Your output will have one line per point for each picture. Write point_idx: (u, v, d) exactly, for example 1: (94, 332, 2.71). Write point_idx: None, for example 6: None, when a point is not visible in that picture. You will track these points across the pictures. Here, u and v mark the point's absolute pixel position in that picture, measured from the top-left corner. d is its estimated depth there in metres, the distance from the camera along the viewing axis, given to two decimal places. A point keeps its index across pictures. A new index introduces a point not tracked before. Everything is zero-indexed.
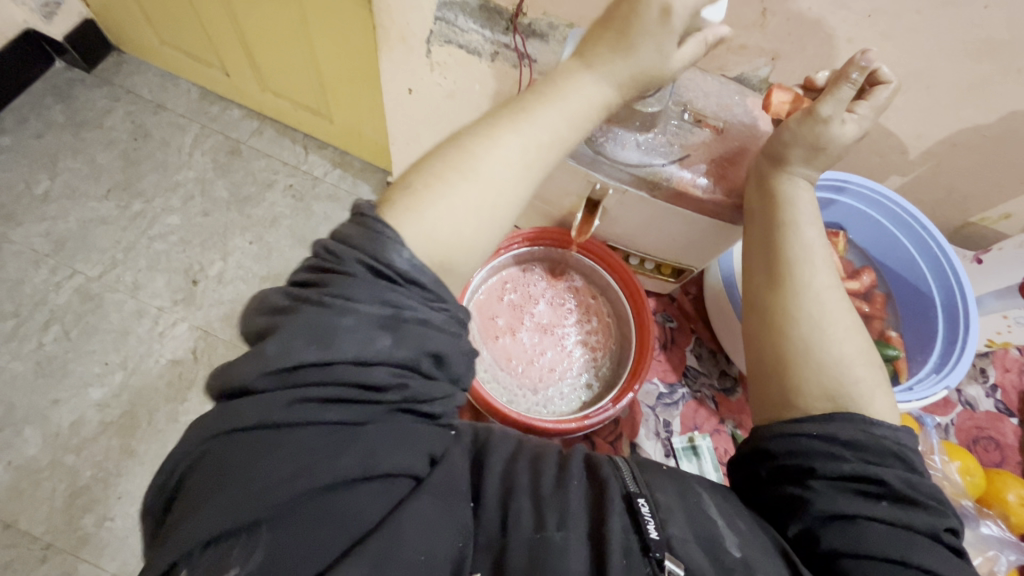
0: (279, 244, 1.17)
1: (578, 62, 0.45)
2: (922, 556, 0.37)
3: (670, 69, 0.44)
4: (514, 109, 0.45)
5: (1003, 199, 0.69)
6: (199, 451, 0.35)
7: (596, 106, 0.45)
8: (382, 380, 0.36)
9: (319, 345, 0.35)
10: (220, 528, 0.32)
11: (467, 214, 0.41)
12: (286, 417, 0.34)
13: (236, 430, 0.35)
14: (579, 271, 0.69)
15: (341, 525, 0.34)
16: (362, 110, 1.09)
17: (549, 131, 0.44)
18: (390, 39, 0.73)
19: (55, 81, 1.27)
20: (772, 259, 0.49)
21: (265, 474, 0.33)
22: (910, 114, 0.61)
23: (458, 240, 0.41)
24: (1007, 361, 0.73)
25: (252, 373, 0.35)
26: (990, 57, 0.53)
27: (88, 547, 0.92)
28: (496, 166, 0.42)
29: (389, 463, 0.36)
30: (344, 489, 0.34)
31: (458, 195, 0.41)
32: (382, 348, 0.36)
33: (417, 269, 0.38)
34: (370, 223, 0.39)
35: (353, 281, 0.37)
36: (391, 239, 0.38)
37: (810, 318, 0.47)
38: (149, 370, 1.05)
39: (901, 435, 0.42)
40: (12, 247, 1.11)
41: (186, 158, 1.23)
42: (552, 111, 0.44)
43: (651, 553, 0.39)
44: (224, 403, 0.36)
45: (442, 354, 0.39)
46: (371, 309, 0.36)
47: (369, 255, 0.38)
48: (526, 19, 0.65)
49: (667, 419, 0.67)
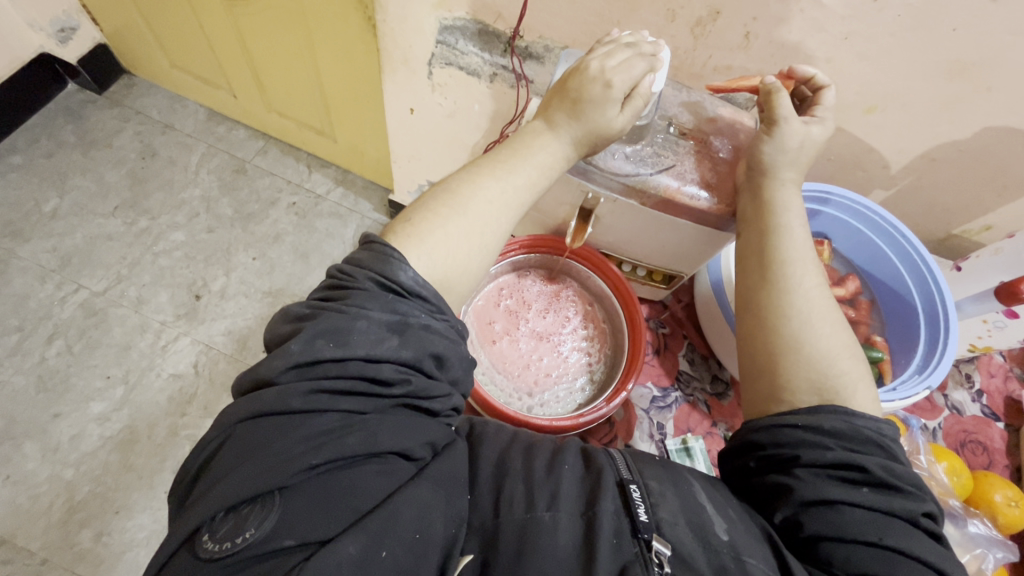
0: (282, 260, 1.20)
1: (545, 125, 0.52)
2: (900, 538, 0.38)
3: (614, 129, 0.50)
4: (499, 160, 0.51)
5: (983, 212, 0.73)
6: (223, 435, 0.37)
7: (562, 158, 0.52)
8: (387, 375, 0.38)
9: (335, 342, 0.38)
10: (237, 496, 0.33)
11: (459, 241, 0.47)
12: (303, 404, 0.36)
13: (257, 414, 0.36)
14: (577, 281, 0.72)
15: (344, 501, 0.35)
16: (364, 129, 1.12)
17: (524, 178, 0.50)
18: (393, 61, 0.77)
19: (67, 103, 1.31)
20: (764, 260, 0.52)
21: (281, 451, 0.35)
22: (891, 130, 0.64)
23: (452, 264, 0.46)
24: (992, 366, 0.75)
25: (277, 368, 0.37)
26: (962, 77, 0.56)
27: (84, 563, 0.92)
28: (480, 204, 0.48)
29: (393, 446, 0.37)
30: (351, 468, 0.36)
31: (451, 227, 0.47)
32: (390, 347, 0.39)
33: (420, 284, 0.42)
34: (378, 248, 0.43)
35: (365, 293, 0.40)
36: (399, 259, 0.42)
37: (799, 315, 0.49)
38: (150, 384, 1.07)
39: (882, 425, 0.44)
40: (19, 263, 1.14)
41: (193, 176, 1.27)
42: (530, 164, 0.50)
43: (639, 534, 0.40)
44: (249, 393, 0.38)
45: (443, 355, 0.41)
46: (383, 316, 0.39)
47: (379, 274, 0.41)
48: (523, 42, 0.68)
49: (660, 422, 0.68)
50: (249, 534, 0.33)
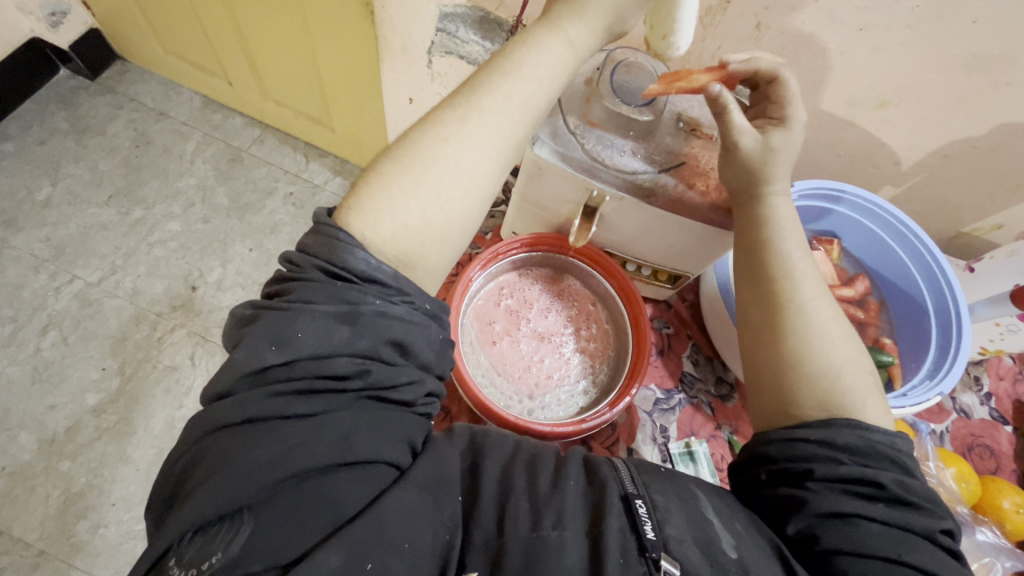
0: (279, 251, 1.18)
1: (545, 29, 0.45)
2: (918, 555, 0.38)
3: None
4: (465, 94, 0.44)
5: (996, 210, 0.70)
6: (191, 452, 0.35)
7: (565, 53, 0.45)
8: (343, 369, 0.36)
9: (279, 345, 0.36)
10: (205, 516, 0.32)
11: (408, 199, 0.41)
12: (260, 411, 0.35)
13: (221, 428, 0.35)
14: (579, 279, 0.70)
15: (317, 513, 0.33)
16: (362, 119, 1.10)
17: (498, 103, 0.43)
18: (393, 49, 0.77)
19: (60, 89, 1.29)
20: (759, 271, 0.50)
21: (246, 463, 0.33)
22: (903, 125, 0.62)
23: (403, 228, 0.41)
24: (1000, 369, 0.74)
25: (229, 380, 0.36)
26: (981, 71, 0.54)
27: (81, 555, 0.92)
28: (438, 145, 0.43)
29: (365, 450, 0.36)
30: (323, 476, 0.34)
31: (399, 182, 0.42)
32: (340, 339, 0.36)
33: (375, 268, 0.39)
34: (324, 231, 0.39)
35: (312, 286, 0.38)
36: (348, 243, 0.39)
37: (804, 329, 0.47)
38: (146, 376, 1.05)
39: (896, 440, 0.43)
40: (12, 252, 1.12)
41: (188, 165, 1.24)
42: (509, 82, 0.44)
43: (647, 553, 0.39)
44: (210, 406, 0.37)
45: (404, 340, 0.39)
46: (330, 307, 0.37)
47: (327, 262, 0.38)
48: (525, 31, 0.64)
49: (664, 425, 0.67)
50: (215, 558, 0.32)
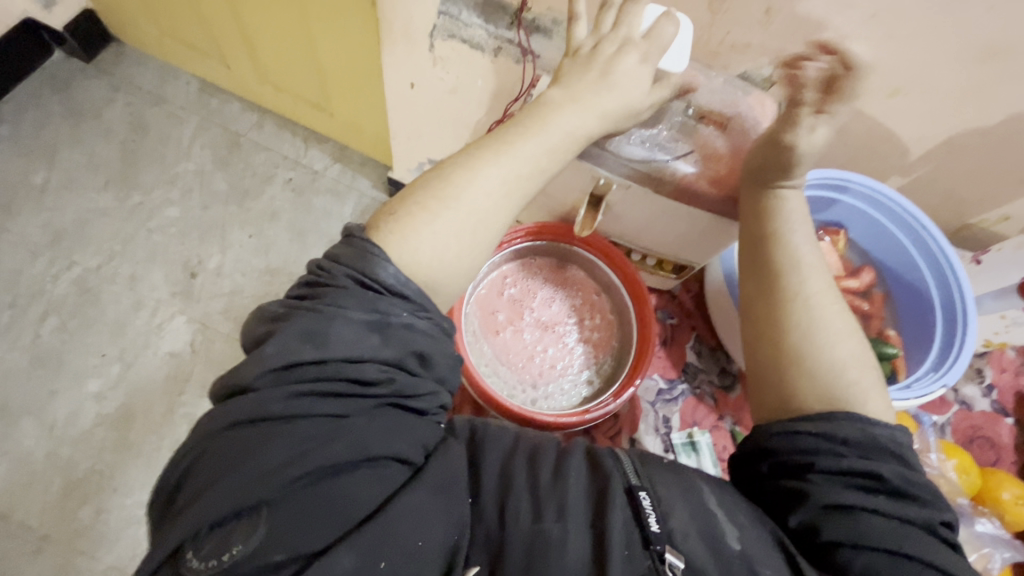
0: (279, 238, 1.17)
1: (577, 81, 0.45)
2: (920, 548, 0.38)
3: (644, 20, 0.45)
4: (508, 134, 0.44)
5: (1003, 201, 0.70)
6: (202, 446, 0.35)
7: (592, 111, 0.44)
8: (371, 375, 0.37)
9: (315, 343, 0.36)
10: (221, 512, 0.32)
11: (449, 239, 0.41)
12: (283, 409, 0.34)
13: (234, 424, 0.35)
14: (582, 267, 0.69)
15: (334, 510, 0.34)
16: (362, 104, 1.08)
17: (528, 163, 0.43)
18: (393, 32, 0.73)
19: (53, 71, 1.26)
20: (766, 276, 0.51)
21: (266, 460, 0.33)
22: (912, 115, 0.61)
23: (438, 264, 0.41)
24: (1003, 361, 0.73)
25: (252, 373, 0.35)
26: (994, 60, 0.53)
27: (85, 539, 0.93)
28: (475, 193, 0.42)
29: (382, 450, 0.36)
30: (341, 474, 0.34)
31: (440, 223, 0.41)
32: (370, 346, 0.37)
33: (403, 283, 0.39)
34: (358, 242, 0.40)
35: (343, 292, 0.38)
36: (380, 256, 0.39)
37: (798, 328, 0.47)
38: (147, 362, 1.05)
39: (898, 433, 0.43)
40: (10, 238, 1.11)
41: (186, 150, 1.23)
42: (542, 142, 0.44)
43: (651, 546, 0.39)
44: (224, 400, 0.37)
45: (429, 355, 0.39)
46: (362, 315, 0.37)
47: (358, 271, 0.38)
48: (530, 14, 0.63)
49: (666, 415, 0.67)
50: (235, 551, 0.32)
